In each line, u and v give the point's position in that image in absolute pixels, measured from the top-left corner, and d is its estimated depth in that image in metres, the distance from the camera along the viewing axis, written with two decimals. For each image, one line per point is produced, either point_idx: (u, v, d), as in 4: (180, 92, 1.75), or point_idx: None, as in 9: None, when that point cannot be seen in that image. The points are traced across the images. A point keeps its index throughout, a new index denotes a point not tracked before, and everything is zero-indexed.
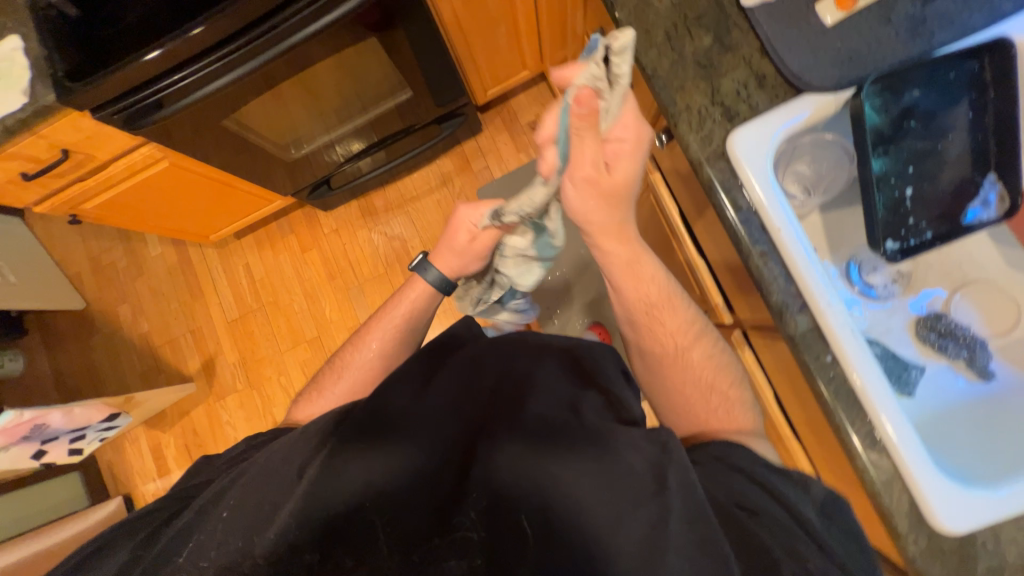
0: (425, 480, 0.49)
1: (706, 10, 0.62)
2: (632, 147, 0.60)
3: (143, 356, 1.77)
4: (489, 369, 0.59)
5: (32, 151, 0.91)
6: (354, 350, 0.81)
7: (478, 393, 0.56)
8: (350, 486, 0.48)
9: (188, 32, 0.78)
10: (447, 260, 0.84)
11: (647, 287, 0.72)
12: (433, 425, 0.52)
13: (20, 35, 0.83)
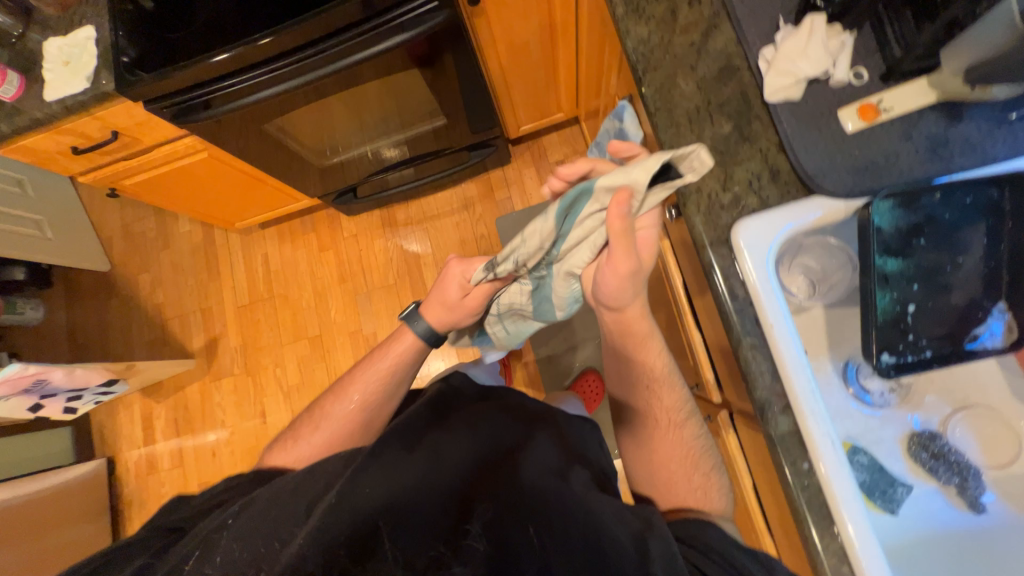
0: (435, 513, 0.53)
1: (730, 99, 0.64)
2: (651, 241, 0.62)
3: (153, 325, 1.83)
4: (484, 433, 0.64)
5: (86, 130, 0.97)
6: (337, 401, 0.83)
7: (477, 450, 0.61)
8: (361, 510, 0.51)
9: (245, 46, 0.83)
10: (434, 315, 0.86)
11: (652, 360, 0.71)
12: (439, 471, 0.57)
13: (95, 26, 0.90)
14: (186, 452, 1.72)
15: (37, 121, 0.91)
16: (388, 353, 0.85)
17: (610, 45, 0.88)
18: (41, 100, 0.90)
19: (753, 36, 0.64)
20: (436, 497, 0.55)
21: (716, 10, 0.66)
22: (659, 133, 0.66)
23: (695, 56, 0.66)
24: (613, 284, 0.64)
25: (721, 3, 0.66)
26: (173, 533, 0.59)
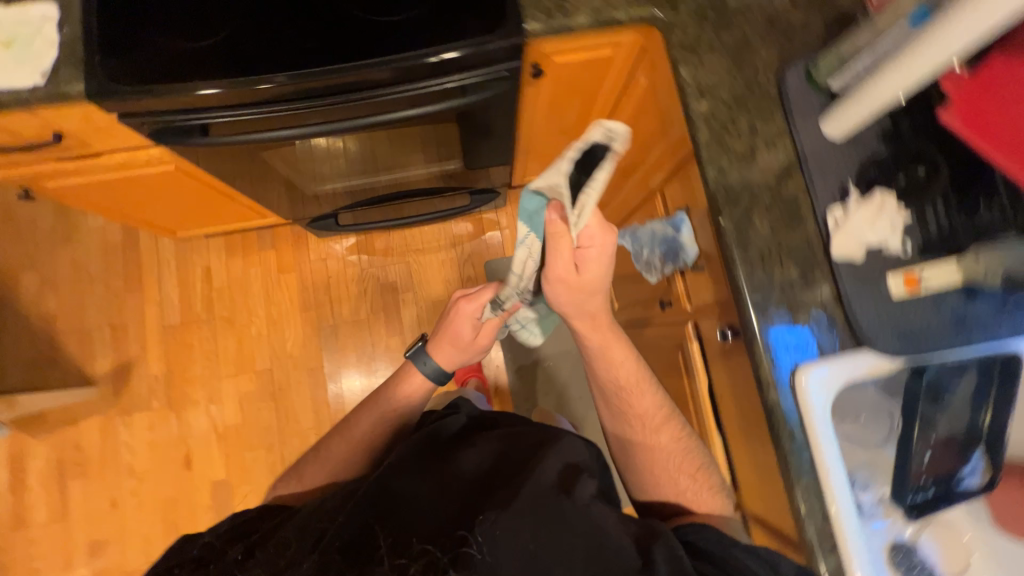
0: (437, 522, 0.59)
1: (797, 246, 0.69)
2: (599, 251, 0.63)
3: (37, 340, 1.46)
4: (489, 457, 0.70)
5: (16, 128, 0.74)
6: (339, 435, 0.86)
7: (480, 471, 0.67)
8: (367, 515, 0.60)
9: (279, 81, 0.68)
10: (445, 353, 0.86)
11: (619, 370, 0.79)
12: (446, 491, 0.64)
13: (56, 4, 0.69)
14: (72, 500, 1.40)
15: None
16: (392, 388, 0.89)
17: (663, 146, 0.89)
18: None
19: (821, 191, 0.69)
20: (437, 508, 0.62)
21: (790, 158, 0.71)
22: (732, 266, 0.69)
23: (769, 198, 0.70)
24: (568, 298, 0.70)
25: (795, 153, 0.71)
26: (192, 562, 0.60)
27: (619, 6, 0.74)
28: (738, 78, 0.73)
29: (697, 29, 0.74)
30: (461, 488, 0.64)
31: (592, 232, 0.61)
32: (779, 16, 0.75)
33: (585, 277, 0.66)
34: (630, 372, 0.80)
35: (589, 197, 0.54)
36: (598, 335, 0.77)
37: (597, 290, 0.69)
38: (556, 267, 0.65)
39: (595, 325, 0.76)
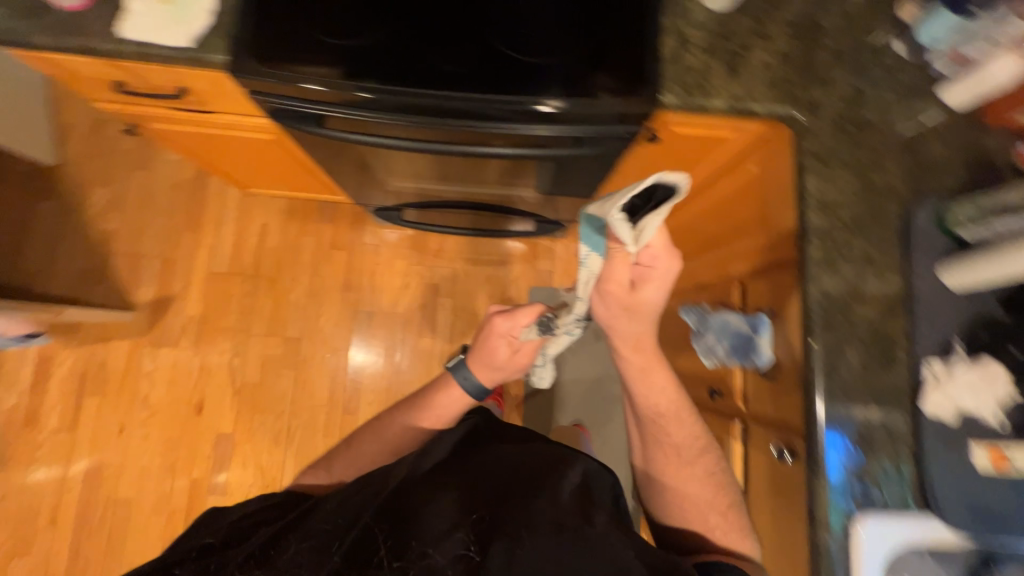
0: (444, 531, 0.53)
1: (886, 390, 0.66)
2: (659, 274, 0.62)
3: (91, 254, 1.50)
4: (508, 468, 0.64)
5: (147, 76, 0.76)
6: (369, 437, 0.81)
7: (495, 480, 0.62)
8: (371, 516, 0.56)
9: (410, 98, 0.69)
10: (481, 368, 0.81)
11: (659, 397, 0.74)
12: (459, 498, 0.58)
13: None
14: (84, 415, 1.44)
15: (94, 52, 0.69)
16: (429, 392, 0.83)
17: (757, 240, 0.87)
18: (111, 30, 0.68)
19: (924, 341, 0.66)
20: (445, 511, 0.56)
21: (898, 298, 0.68)
22: (811, 392, 0.67)
23: (867, 333, 0.67)
24: (618, 314, 0.66)
25: (904, 293, 0.68)
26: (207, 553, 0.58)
27: (759, 101, 0.72)
28: (864, 202, 0.70)
29: (833, 142, 0.72)
30: (477, 494, 0.59)
31: (656, 253, 0.61)
32: (919, 148, 0.72)
33: (643, 295, 0.64)
34: (670, 402, 0.75)
35: (654, 221, 0.54)
36: (643, 358, 0.72)
37: (649, 312, 0.66)
38: (611, 283, 0.63)
39: (638, 347, 0.71)
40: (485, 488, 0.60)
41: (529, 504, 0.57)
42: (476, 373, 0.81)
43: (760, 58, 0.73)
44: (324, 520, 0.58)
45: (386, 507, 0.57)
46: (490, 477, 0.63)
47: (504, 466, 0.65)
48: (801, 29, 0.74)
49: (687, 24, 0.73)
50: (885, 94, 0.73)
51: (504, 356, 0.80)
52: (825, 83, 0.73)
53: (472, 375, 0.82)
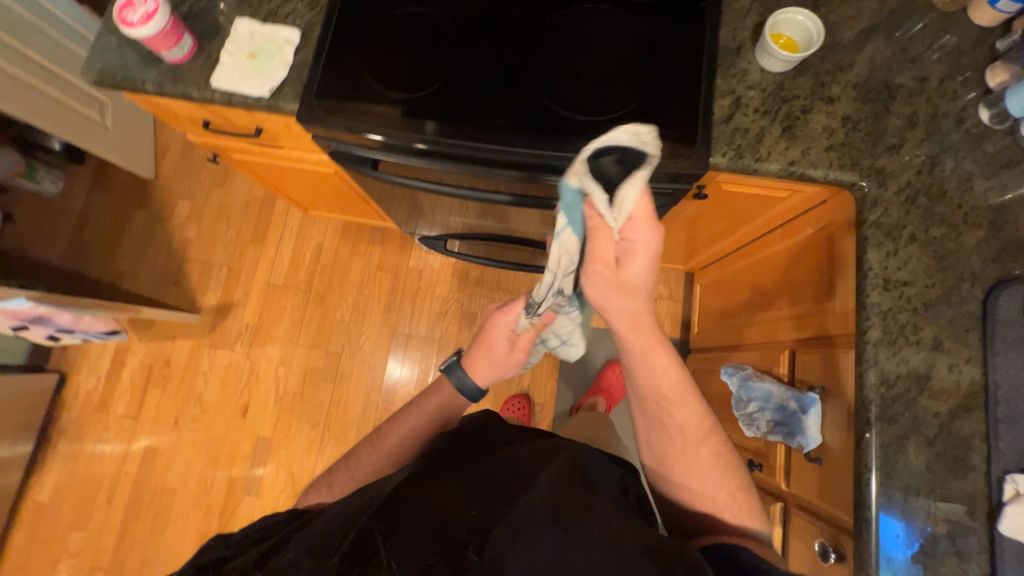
0: (448, 528, 0.49)
1: (955, 496, 0.58)
2: (644, 248, 0.53)
3: (171, 259, 1.67)
4: (505, 465, 0.60)
5: (231, 118, 0.85)
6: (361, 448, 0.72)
7: (491, 480, 0.58)
8: (374, 517, 0.51)
9: (458, 150, 0.71)
10: (479, 365, 0.73)
11: (658, 380, 0.64)
12: (461, 498, 0.54)
13: (299, 30, 0.78)
14: (147, 405, 1.57)
15: (189, 98, 0.78)
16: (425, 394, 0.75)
17: (812, 307, 0.81)
18: (205, 80, 0.77)
19: (1006, 445, 0.58)
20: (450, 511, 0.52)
21: (975, 393, 0.60)
22: (864, 489, 0.60)
23: (935, 429, 0.60)
24: (608, 294, 0.57)
25: (983, 388, 0.60)
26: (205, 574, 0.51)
27: (819, 165, 0.68)
28: (937, 280, 0.64)
29: (902, 213, 0.66)
30: (475, 492, 0.55)
31: (636, 227, 0.52)
32: (1006, 225, 0.65)
33: (627, 272, 0.55)
34: (675, 383, 0.64)
35: (632, 190, 0.46)
36: (641, 331, 0.62)
37: (641, 288, 0.57)
38: (593, 261, 0.55)
39: (635, 328, 0.61)
40: (488, 486, 0.57)
41: (527, 495, 0.53)
42: (474, 370, 0.73)
43: (822, 120, 0.70)
44: (325, 525, 0.53)
45: (386, 508, 0.53)
46: (487, 475, 0.59)
47: (503, 463, 0.61)
48: (870, 92, 0.70)
49: (743, 84, 0.72)
50: (967, 164, 0.67)
51: (504, 350, 0.72)
52: (895, 150, 0.68)
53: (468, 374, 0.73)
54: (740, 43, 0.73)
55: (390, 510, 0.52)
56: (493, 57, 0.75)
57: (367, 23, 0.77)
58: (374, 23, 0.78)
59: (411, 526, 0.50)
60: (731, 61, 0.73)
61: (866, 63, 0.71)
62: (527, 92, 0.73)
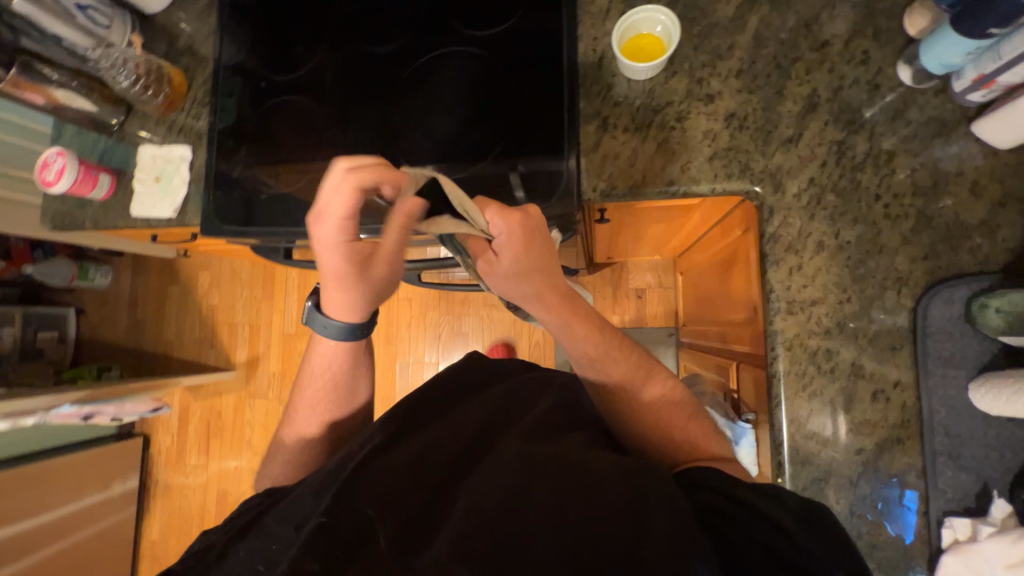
0: (420, 505, 0.44)
1: (886, 541, 0.52)
2: (521, 234, 0.55)
3: (204, 324, 1.87)
4: (472, 416, 0.55)
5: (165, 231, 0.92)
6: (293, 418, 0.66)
7: (456, 435, 0.52)
8: (343, 500, 0.44)
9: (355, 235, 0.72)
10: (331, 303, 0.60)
11: (583, 346, 0.59)
12: (419, 470, 0.47)
13: (190, 145, 0.83)
14: (212, 453, 1.82)
15: (120, 228, 0.86)
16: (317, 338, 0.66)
17: (747, 319, 0.72)
18: (127, 209, 0.85)
19: (945, 481, 0.50)
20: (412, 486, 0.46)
21: (906, 422, 0.52)
22: None
23: (858, 467, 0.53)
24: (509, 287, 0.57)
25: (916, 416, 0.52)
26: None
27: (702, 180, 0.60)
28: (853, 293, 0.55)
29: (806, 218, 0.57)
30: (439, 457, 0.49)
31: (495, 225, 0.55)
32: (941, 209, 0.54)
33: (507, 264, 0.56)
34: (590, 348, 0.58)
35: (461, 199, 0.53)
36: (552, 299, 0.57)
37: (537, 269, 0.56)
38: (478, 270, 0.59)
39: (548, 305, 0.57)
40: (441, 444, 0.51)
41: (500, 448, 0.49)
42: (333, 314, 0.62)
43: (702, 125, 0.61)
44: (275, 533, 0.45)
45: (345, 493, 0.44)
46: (449, 436, 0.52)
47: (466, 416, 0.55)
48: (757, 77, 0.60)
49: (609, 101, 0.64)
50: (885, 141, 0.56)
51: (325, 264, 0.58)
52: (792, 142, 0.58)
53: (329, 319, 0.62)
54: (602, 54, 0.66)
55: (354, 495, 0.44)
56: (359, 127, 0.74)
57: (246, 123, 0.80)
58: (252, 121, 0.81)
59: (385, 509, 0.43)
60: (593, 77, 0.66)
61: (749, 42, 0.61)
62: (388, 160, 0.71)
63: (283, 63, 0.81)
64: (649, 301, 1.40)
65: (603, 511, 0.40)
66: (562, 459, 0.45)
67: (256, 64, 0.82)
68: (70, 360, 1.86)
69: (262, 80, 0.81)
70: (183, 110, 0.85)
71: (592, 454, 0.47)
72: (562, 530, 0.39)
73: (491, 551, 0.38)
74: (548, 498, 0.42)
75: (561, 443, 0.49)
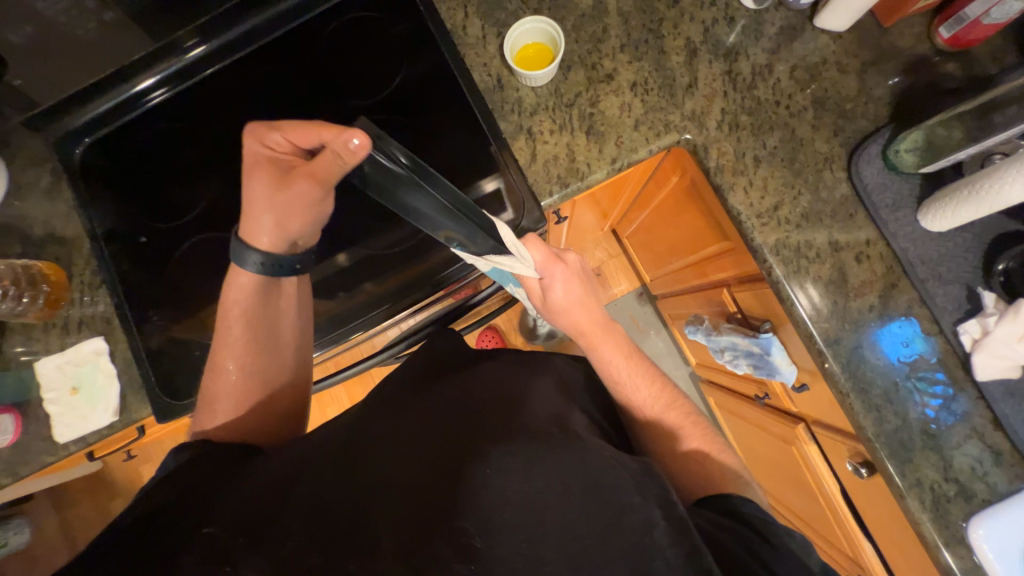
0: (430, 483, 0.43)
1: (926, 370, 0.58)
2: (566, 271, 0.65)
3: None
4: (478, 391, 0.56)
5: (107, 441, 0.77)
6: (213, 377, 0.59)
7: (481, 412, 0.52)
8: (343, 503, 0.42)
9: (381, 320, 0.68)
10: (256, 223, 0.56)
11: (618, 364, 0.66)
12: (427, 447, 0.48)
13: (102, 335, 0.71)
14: None
15: (52, 463, 0.71)
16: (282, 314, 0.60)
17: (720, 247, 0.78)
18: (51, 438, 0.70)
19: (942, 299, 0.58)
20: (427, 467, 0.45)
21: (891, 268, 0.60)
22: (855, 417, 0.59)
23: (877, 321, 0.60)
24: (565, 304, 0.66)
25: (895, 260, 0.60)
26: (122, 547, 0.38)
27: (639, 147, 0.65)
28: (800, 186, 0.62)
29: (735, 142, 0.63)
30: (452, 429, 0.50)
31: (542, 266, 0.63)
32: (826, 93, 0.63)
33: (558, 295, 0.66)
34: (625, 368, 0.66)
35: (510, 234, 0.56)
36: (589, 327, 0.67)
37: (582, 297, 0.67)
38: (529, 292, 0.68)
39: (594, 325, 0.67)
40: (463, 418, 0.51)
41: (519, 420, 0.50)
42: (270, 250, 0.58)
43: (615, 102, 0.65)
44: (242, 498, 0.43)
45: (340, 483, 0.44)
46: (462, 408, 0.53)
47: (470, 387, 0.56)
48: (639, 46, 0.66)
49: (525, 113, 0.67)
50: (761, 58, 0.65)
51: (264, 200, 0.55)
52: (693, 87, 0.65)
53: (266, 254, 0.57)
54: (499, 74, 0.67)
55: (350, 484, 0.44)
56: None
57: (158, 284, 0.71)
58: (163, 278, 0.71)
59: (389, 499, 0.43)
60: (501, 97, 0.67)
61: (618, 19, 0.67)
62: (351, 253, 0.68)
63: (170, 205, 0.73)
64: (612, 274, 1.45)
65: (602, 498, 0.42)
66: (567, 448, 0.46)
67: (139, 219, 0.72)
68: None
69: (139, 235, 0.72)
70: (72, 303, 0.72)
71: (599, 446, 0.48)
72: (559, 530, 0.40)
73: (488, 549, 0.38)
74: (558, 485, 0.43)
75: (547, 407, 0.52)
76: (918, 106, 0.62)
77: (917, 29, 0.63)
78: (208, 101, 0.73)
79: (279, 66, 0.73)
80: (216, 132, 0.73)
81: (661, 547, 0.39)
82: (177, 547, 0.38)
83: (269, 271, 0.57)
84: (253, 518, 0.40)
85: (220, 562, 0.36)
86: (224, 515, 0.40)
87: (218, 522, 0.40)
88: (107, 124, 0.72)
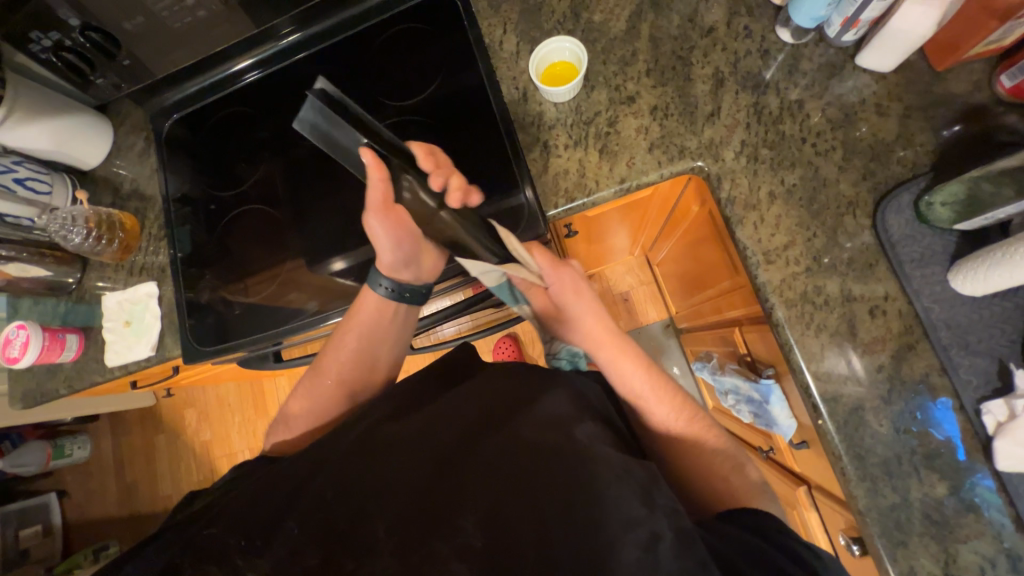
0: (428, 484, 0.45)
1: (938, 447, 0.52)
2: (571, 280, 0.66)
3: (201, 468, 1.64)
4: (488, 393, 0.55)
5: (145, 373, 0.89)
6: (299, 393, 0.67)
7: (474, 409, 0.52)
8: (353, 499, 0.44)
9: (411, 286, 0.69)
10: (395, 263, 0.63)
11: (634, 381, 0.60)
12: (427, 437, 0.49)
13: (155, 280, 0.82)
14: None
15: (99, 383, 0.83)
16: (387, 340, 0.66)
17: (734, 283, 0.75)
18: (103, 361, 0.82)
19: (966, 370, 0.52)
20: (426, 463, 0.46)
21: (909, 327, 0.55)
22: (846, 484, 0.54)
23: (885, 383, 0.54)
24: (574, 313, 0.65)
25: (916, 320, 0.55)
26: (179, 522, 0.47)
27: (650, 169, 0.65)
28: (816, 228, 0.59)
29: (751, 175, 0.61)
30: (454, 425, 0.50)
31: (547, 273, 0.65)
32: (859, 134, 0.60)
33: (565, 303, 0.66)
34: (645, 386, 0.60)
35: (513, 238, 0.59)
36: (604, 340, 0.63)
37: (591, 309, 0.65)
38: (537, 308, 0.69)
39: (611, 339, 0.63)
40: (465, 419, 0.51)
41: (515, 424, 0.49)
42: (398, 281, 0.65)
43: (632, 124, 0.66)
44: (248, 494, 0.47)
45: (337, 482, 0.46)
46: (468, 408, 0.53)
47: (480, 386, 0.57)
48: (665, 71, 0.66)
49: (544, 127, 0.69)
50: (793, 93, 0.62)
51: (413, 246, 0.63)
52: (714, 116, 0.64)
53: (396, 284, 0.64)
54: (525, 88, 0.71)
55: (352, 480, 0.46)
56: (321, 215, 0.77)
57: (206, 246, 0.81)
58: (210, 239, 0.81)
59: (386, 494, 0.44)
60: (523, 110, 0.70)
61: (648, 45, 0.68)
62: None
63: (228, 177, 0.83)
64: (640, 302, 1.41)
65: (586, 513, 0.40)
66: (561, 459, 0.44)
67: (202, 186, 0.83)
68: (63, 552, 1.63)
69: (210, 202, 0.83)
70: (139, 251, 0.84)
71: (596, 445, 0.46)
72: (555, 539, 0.39)
73: (488, 552, 0.40)
74: (552, 498, 0.42)
75: (533, 406, 0.51)
76: (967, 157, 0.56)
77: (977, 75, 0.58)
78: (272, 91, 0.83)
79: (335, 65, 0.81)
80: (275, 118, 0.83)
81: (665, 562, 0.36)
82: (200, 526, 0.45)
83: (394, 297, 0.64)
84: (252, 517, 0.45)
85: (223, 558, 0.42)
86: (225, 513, 0.45)
87: (218, 522, 0.45)
88: (198, 101, 0.85)
